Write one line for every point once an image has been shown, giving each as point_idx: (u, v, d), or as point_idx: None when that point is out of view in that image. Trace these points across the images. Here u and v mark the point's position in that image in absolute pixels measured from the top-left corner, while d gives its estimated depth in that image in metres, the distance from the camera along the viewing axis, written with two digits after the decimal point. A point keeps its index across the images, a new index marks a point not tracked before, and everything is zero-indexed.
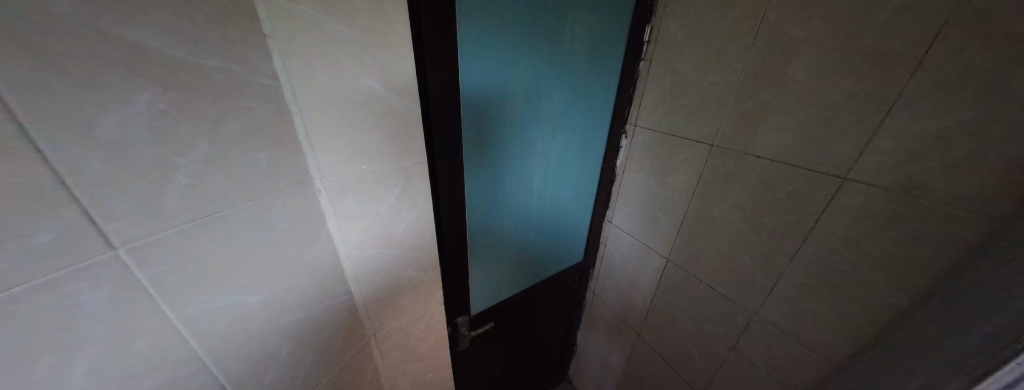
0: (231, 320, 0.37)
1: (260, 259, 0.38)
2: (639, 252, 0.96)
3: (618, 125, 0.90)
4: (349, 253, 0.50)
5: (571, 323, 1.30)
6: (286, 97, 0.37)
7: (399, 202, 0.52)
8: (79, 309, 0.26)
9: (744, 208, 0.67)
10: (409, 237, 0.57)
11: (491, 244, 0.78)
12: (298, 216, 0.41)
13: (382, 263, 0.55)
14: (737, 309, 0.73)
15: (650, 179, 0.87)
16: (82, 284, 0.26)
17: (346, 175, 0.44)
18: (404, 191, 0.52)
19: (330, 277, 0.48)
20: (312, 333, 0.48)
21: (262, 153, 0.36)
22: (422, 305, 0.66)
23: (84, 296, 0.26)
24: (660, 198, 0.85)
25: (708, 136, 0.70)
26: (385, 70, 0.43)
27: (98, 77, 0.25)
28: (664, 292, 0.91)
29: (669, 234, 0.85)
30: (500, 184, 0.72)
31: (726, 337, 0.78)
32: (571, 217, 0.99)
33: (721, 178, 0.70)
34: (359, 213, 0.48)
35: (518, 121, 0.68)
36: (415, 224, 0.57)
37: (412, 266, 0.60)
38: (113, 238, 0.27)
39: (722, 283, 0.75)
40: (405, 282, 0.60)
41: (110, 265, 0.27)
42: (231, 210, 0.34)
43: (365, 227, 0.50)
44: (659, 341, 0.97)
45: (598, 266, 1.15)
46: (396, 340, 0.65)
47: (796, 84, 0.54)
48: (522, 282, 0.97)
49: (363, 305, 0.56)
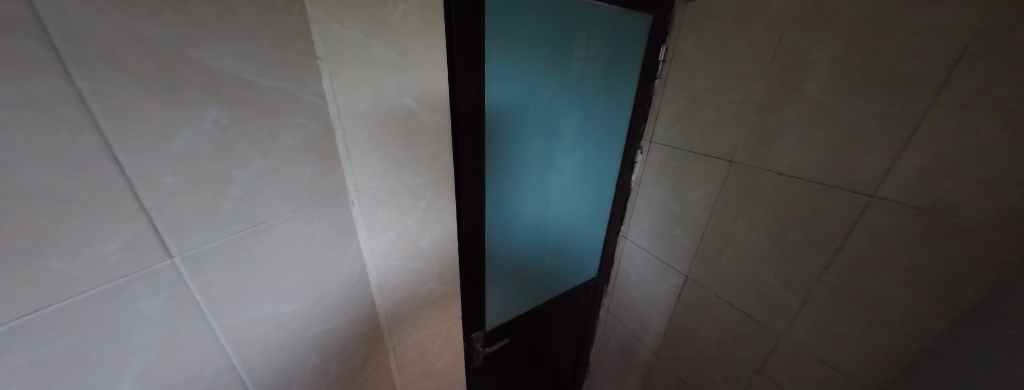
0: (266, 330, 0.38)
1: (296, 269, 0.39)
2: (657, 269, 0.94)
3: (634, 141, 0.91)
4: (375, 265, 0.50)
5: (584, 342, 1.26)
6: (331, 112, 0.39)
7: (426, 215, 0.53)
8: (138, 314, 0.27)
9: (767, 224, 0.66)
10: (432, 250, 0.57)
11: (508, 257, 0.78)
12: (334, 227, 0.43)
13: (406, 276, 0.55)
14: (762, 330, 0.71)
15: (666, 194, 0.87)
16: (140, 292, 0.27)
17: (378, 188, 0.46)
18: (431, 205, 0.53)
19: (357, 289, 0.49)
20: (336, 346, 0.48)
21: (306, 167, 0.38)
22: (440, 320, 0.65)
23: (141, 303, 0.27)
24: (676, 214, 0.85)
25: (726, 152, 0.70)
26: (421, 88, 0.45)
27: (175, 95, 0.27)
28: (682, 311, 0.89)
29: (687, 251, 0.84)
30: (518, 198, 0.73)
31: (750, 361, 0.75)
32: (586, 233, 0.99)
33: (741, 195, 0.69)
34: (388, 225, 0.49)
35: (538, 137, 0.71)
36: (439, 236, 0.57)
37: (433, 279, 0.60)
38: (170, 247, 0.28)
39: (746, 303, 0.73)
40: (426, 295, 0.60)
41: (167, 273, 0.28)
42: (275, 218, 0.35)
43: (392, 239, 0.50)
44: (678, 363, 0.93)
45: (613, 282, 1.14)
46: (414, 355, 0.64)
47: (816, 103, 0.55)
48: (537, 298, 0.96)
49: (385, 319, 0.56)
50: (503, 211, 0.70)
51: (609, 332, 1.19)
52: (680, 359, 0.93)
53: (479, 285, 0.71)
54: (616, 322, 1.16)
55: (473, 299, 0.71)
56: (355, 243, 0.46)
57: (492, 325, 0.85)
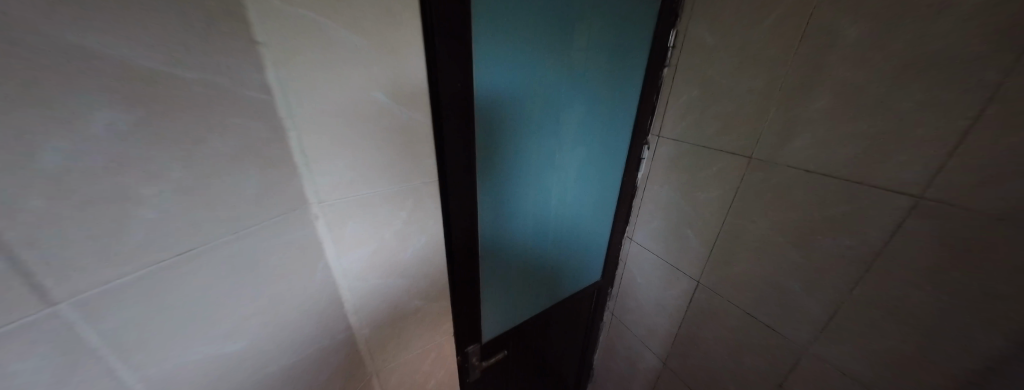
0: (204, 376, 0.31)
1: (246, 298, 0.33)
2: (666, 273, 0.88)
3: (640, 136, 0.84)
4: (350, 285, 0.44)
5: (587, 346, 1.21)
6: (280, 109, 0.32)
7: (407, 226, 0.47)
8: (12, 379, 0.21)
9: (791, 228, 0.59)
10: (417, 264, 0.51)
11: (503, 265, 0.72)
12: (293, 246, 0.36)
13: (387, 294, 0.49)
14: (783, 342, 0.65)
15: (675, 193, 0.80)
16: (11, 350, 0.21)
17: (348, 198, 0.39)
18: (412, 215, 0.47)
19: (327, 313, 0.42)
20: (306, 379, 0.42)
21: (248, 179, 0.31)
22: (430, 337, 0.60)
23: (8, 368, 0.21)
24: (687, 215, 0.78)
25: (744, 147, 0.63)
26: (393, 79, 0.38)
27: (43, 89, 0.19)
28: (693, 319, 0.83)
29: (699, 255, 0.78)
30: (514, 201, 0.66)
31: (769, 374, 0.69)
32: (589, 235, 0.93)
33: (761, 196, 0.63)
34: (361, 240, 0.42)
35: (536, 135, 0.63)
36: (424, 249, 0.51)
37: (419, 295, 0.54)
38: (55, 290, 0.22)
39: (765, 313, 0.67)
40: (411, 313, 0.54)
41: (52, 323, 0.22)
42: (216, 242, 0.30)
43: (368, 255, 0.44)
44: (689, 373, 0.88)
45: (618, 286, 1.08)
46: (402, 378, 0.58)
47: (854, 90, 0.48)
48: (537, 305, 0.90)
49: (366, 342, 0.50)
50: (497, 217, 0.64)
51: (614, 337, 1.14)
52: (690, 368, 0.87)
53: (472, 296, 0.65)
54: (621, 328, 1.10)
55: (466, 313, 0.66)
56: (321, 262, 0.40)
57: (488, 336, 0.80)
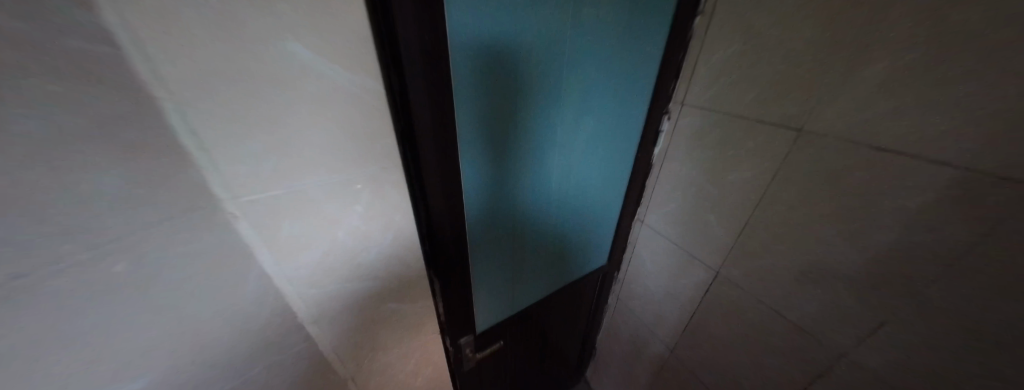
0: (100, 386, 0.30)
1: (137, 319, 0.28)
2: (680, 262, 0.79)
3: (659, 104, 0.70)
4: (300, 294, 0.36)
5: (591, 327, 1.18)
6: (142, 70, 0.21)
7: (364, 222, 0.37)
8: None
9: (841, 219, 0.48)
10: (386, 265, 0.42)
11: (494, 256, 0.65)
12: (197, 258, 0.29)
13: (351, 299, 0.42)
14: (815, 344, 0.58)
15: (699, 173, 0.68)
16: None
17: (271, 192, 0.30)
18: (369, 209, 0.37)
19: (272, 326, 0.36)
20: None
21: (102, 174, 0.23)
22: (413, 338, 0.54)
23: None
24: (712, 199, 0.67)
25: (793, 117, 0.50)
26: (317, 26, 0.26)
27: None
28: (708, 311, 0.76)
29: (722, 245, 0.68)
30: (506, 186, 0.57)
31: (793, 374, 0.63)
32: (596, 218, 0.83)
33: (807, 179, 0.51)
34: (302, 242, 0.34)
35: (533, 107, 0.52)
36: (392, 247, 0.42)
37: (396, 298, 0.47)
38: None
39: (797, 312, 0.58)
40: (386, 317, 0.47)
41: None
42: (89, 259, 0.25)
43: (317, 259, 0.36)
44: (698, 362, 0.83)
45: (624, 270, 1.01)
46: (383, 379, 0.53)
47: (974, 36, 0.34)
48: (535, 293, 0.84)
49: (334, 350, 0.44)
50: (484, 205, 0.55)
51: (618, 320, 1.10)
52: (700, 358, 0.82)
53: (459, 294, 0.58)
54: (625, 312, 1.05)
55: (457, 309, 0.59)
56: (249, 271, 0.32)
57: (483, 327, 0.75)
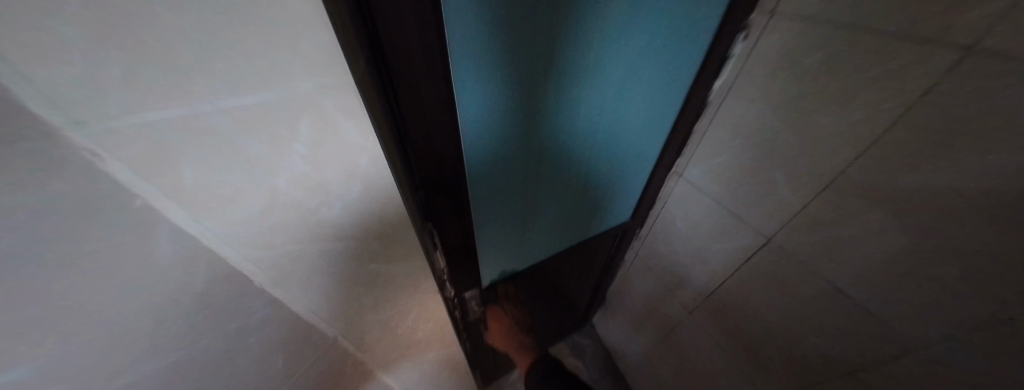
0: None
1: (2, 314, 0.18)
2: (723, 224, 0.68)
3: (737, 15, 0.50)
4: (250, 259, 0.29)
5: (603, 279, 1.16)
6: None
7: (315, 170, 0.26)
8: None
9: (982, 184, 0.34)
10: (361, 225, 0.33)
11: (501, 203, 0.60)
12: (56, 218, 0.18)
13: (322, 263, 0.34)
14: (882, 329, 0.49)
15: (775, 115, 0.51)
16: None
17: (136, 118, 0.17)
18: (319, 150, 0.25)
19: (213, 299, 0.28)
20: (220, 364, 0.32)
21: None
22: (409, 298, 0.48)
23: None
24: (785, 153, 0.52)
25: (964, 28, 0.31)
26: None
27: None
28: (744, 279, 0.67)
29: (784, 208, 0.55)
30: (515, 128, 0.50)
31: (842, 357, 0.55)
32: (627, 168, 0.71)
33: (952, 128, 0.34)
34: (225, 194, 0.24)
35: (555, 26, 0.41)
36: (361, 203, 0.31)
37: (386, 260, 0.39)
38: None
39: (870, 294, 0.48)
40: (372, 280, 0.40)
41: None
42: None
43: (257, 217, 0.26)
44: (718, 325, 0.79)
45: (648, 228, 0.91)
46: (379, 335, 0.50)
47: None
48: (546, 242, 0.80)
49: (316, 314, 0.38)
50: (489, 146, 0.49)
51: (634, 276, 1.05)
52: (721, 321, 0.77)
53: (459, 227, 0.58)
54: (642, 268, 1.00)
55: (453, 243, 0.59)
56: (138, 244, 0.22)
57: (487, 269, 0.74)
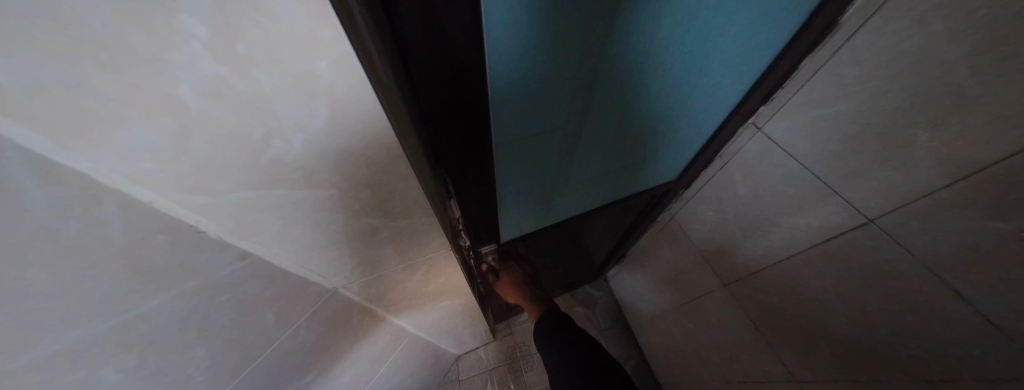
0: None
1: None
2: (803, 196, 0.54)
3: None
4: (187, 209, 0.21)
5: (628, 236, 1.09)
6: None
7: (239, 75, 0.16)
8: None
9: None
10: (342, 171, 0.24)
11: (532, 155, 0.49)
12: None
13: (300, 216, 0.26)
14: (1000, 347, 0.39)
15: (958, 42, 0.33)
16: None
17: None
18: (221, 34, 0.14)
19: (151, 259, 0.21)
20: (205, 329, 0.27)
21: None
22: (418, 254, 0.41)
23: None
24: (957, 105, 0.35)
25: None
26: None
27: None
28: (810, 261, 0.56)
29: (912, 183, 0.41)
30: (562, 51, 0.35)
31: (922, 362, 0.47)
32: (689, 112, 0.56)
33: None
34: (88, 108, 0.15)
35: None
36: (332, 140, 0.21)
37: (386, 215, 0.31)
38: None
39: (1006, 307, 0.37)
40: (371, 235, 0.33)
41: None
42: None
43: (169, 148, 0.17)
44: (757, 302, 0.71)
45: (696, 187, 0.79)
46: (389, 287, 0.45)
47: None
48: (579, 198, 0.70)
49: (311, 269, 0.33)
50: (523, 73, 0.35)
51: (665, 237, 0.97)
52: (763, 299, 0.70)
53: (475, 176, 0.51)
54: (678, 231, 0.91)
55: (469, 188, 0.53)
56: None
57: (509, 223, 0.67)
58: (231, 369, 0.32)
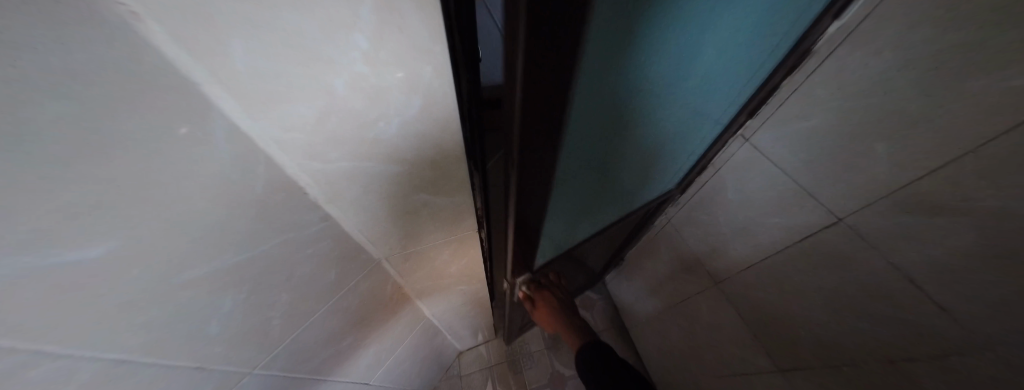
0: (118, 312, 0.23)
1: (127, 208, 0.20)
2: (783, 198, 0.61)
3: None
4: (304, 168, 0.27)
5: (627, 242, 1.16)
6: None
7: (374, 71, 0.22)
8: None
9: None
10: (417, 148, 0.30)
11: (570, 188, 0.54)
12: (143, 115, 0.18)
13: (374, 183, 0.32)
14: (940, 324, 0.45)
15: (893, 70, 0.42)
16: None
17: None
18: (379, 49, 0.21)
19: (274, 206, 0.27)
20: (286, 273, 0.33)
21: None
22: (448, 232, 0.47)
23: None
24: (893, 121, 0.43)
25: None
26: None
27: None
28: (790, 257, 0.63)
29: (869, 186, 0.48)
30: (617, 98, 0.41)
31: (891, 345, 0.51)
32: (692, 130, 0.63)
33: None
34: (277, 97, 0.21)
35: None
36: (420, 123, 0.28)
37: (433, 190, 0.37)
38: None
39: (940, 287, 0.44)
40: (418, 208, 0.39)
41: None
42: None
43: (317, 122, 0.24)
44: (746, 299, 0.77)
45: (691, 193, 0.87)
46: (418, 263, 0.51)
47: None
48: (601, 215, 0.75)
49: (365, 235, 0.39)
50: (586, 115, 0.40)
51: (663, 240, 1.04)
52: (750, 295, 0.76)
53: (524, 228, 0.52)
54: (674, 234, 0.97)
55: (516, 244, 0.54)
56: (193, 137, 0.20)
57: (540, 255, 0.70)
58: (293, 319, 0.37)
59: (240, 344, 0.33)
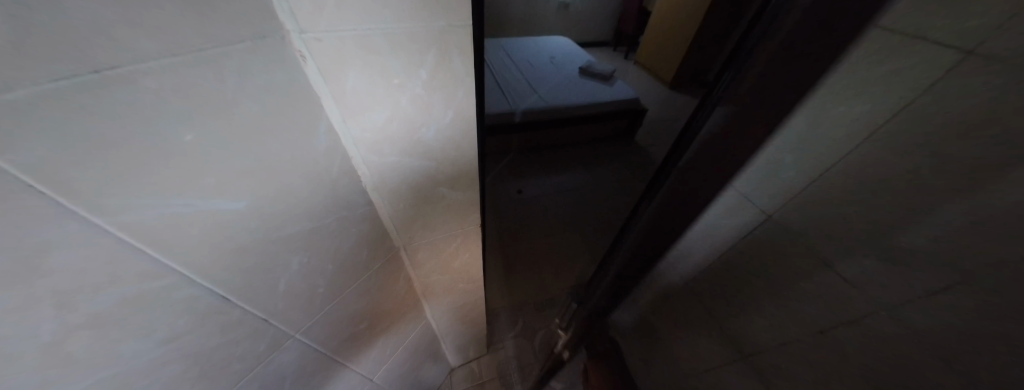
0: (235, 259, 0.31)
1: (267, 179, 0.29)
2: None
3: None
4: (364, 159, 0.37)
5: None
6: None
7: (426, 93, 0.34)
8: (76, 279, 0.23)
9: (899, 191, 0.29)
10: (443, 148, 0.41)
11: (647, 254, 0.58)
12: (288, 116, 0.28)
13: (409, 175, 0.42)
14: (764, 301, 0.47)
15: None
16: (73, 260, 0.22)
17: (346, 40, 0.26)
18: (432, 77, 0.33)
19: (340, 188, 0.37)
20: (334, 245, 0.41)
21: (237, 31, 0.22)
22: (456, 225, 0.56)
23: (74, 265, 0.22)
24: None
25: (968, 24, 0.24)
26: None
27: None
28: None
29: None
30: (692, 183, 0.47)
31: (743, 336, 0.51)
32: None
33: None
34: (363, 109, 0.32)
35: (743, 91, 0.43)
36: (450, 129, 0.39)
37: (448, 183, 0.47)
38: (102, 212, 0.22)
39: None
40: (436, 199, 0.48)
41: (101, 237, 0.22)
42: (79, 101, 0.18)
43: (382, 126, 0.34)
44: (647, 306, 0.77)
45: None
46: (429, 254, 0.59)
47: None
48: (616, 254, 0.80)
49: (391, 221, 0.47)
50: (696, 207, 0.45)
51: None
52: None
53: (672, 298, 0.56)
54: None
55: None
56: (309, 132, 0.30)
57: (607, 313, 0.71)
58: (331, 289, 0.45)
59: (293, 305, 0.41)
